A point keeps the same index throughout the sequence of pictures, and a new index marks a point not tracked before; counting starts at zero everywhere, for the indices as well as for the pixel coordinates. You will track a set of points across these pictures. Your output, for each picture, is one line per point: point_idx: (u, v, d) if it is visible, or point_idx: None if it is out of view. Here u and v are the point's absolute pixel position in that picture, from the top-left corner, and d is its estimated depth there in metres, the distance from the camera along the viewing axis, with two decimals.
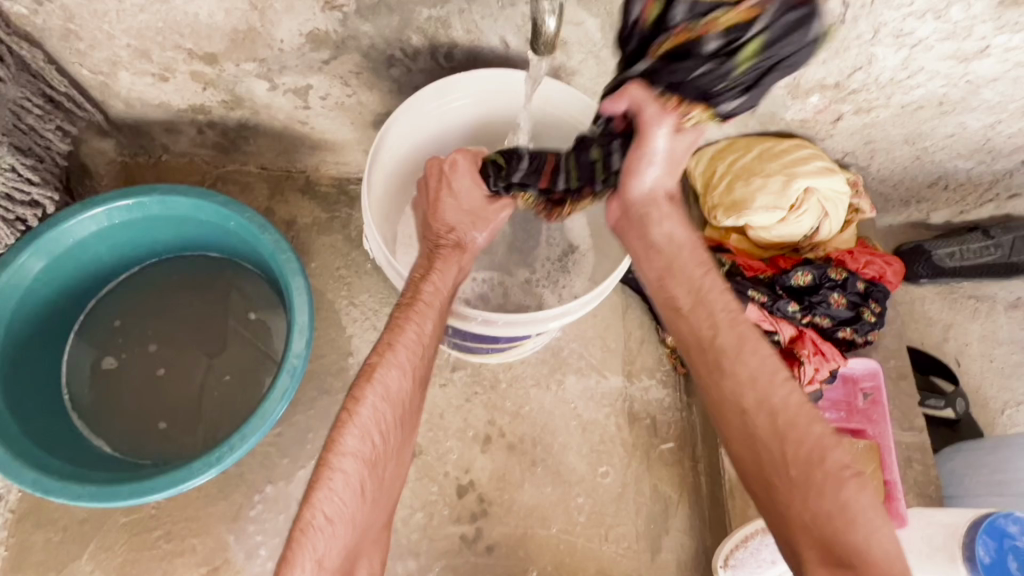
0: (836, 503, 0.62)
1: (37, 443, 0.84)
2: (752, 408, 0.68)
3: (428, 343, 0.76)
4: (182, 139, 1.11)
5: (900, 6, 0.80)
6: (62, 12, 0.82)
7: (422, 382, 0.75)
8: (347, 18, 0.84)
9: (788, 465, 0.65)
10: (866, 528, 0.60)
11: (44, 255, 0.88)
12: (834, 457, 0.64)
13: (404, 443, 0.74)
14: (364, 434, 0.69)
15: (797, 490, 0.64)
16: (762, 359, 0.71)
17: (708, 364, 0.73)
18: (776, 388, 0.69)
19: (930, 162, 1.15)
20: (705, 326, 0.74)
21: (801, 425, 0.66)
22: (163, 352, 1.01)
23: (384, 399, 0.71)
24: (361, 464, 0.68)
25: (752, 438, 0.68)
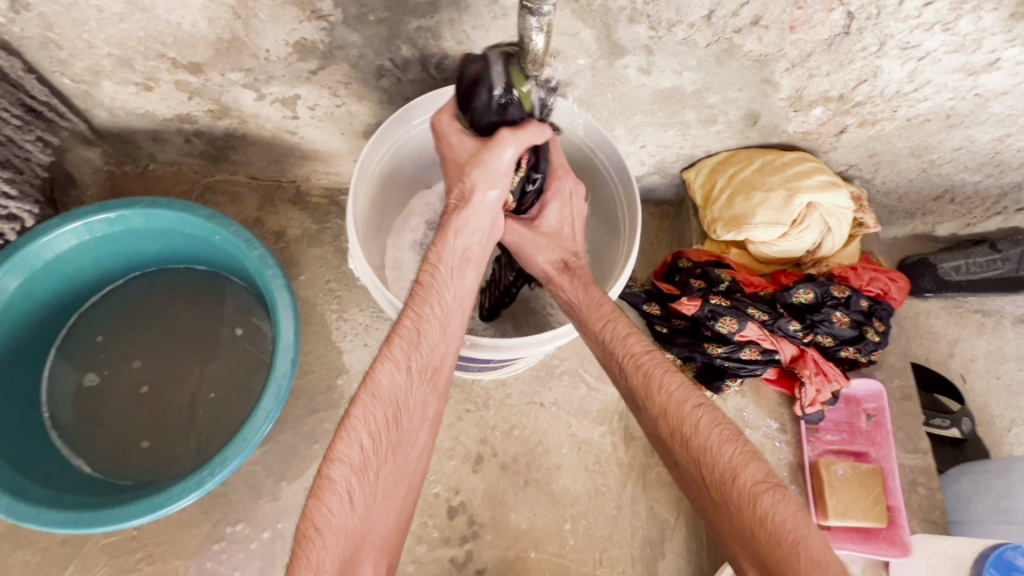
0: (758, 521, 0.60)
1: (13, 466, 0.82)
2: (671, 440, 0.68)
3: (433, 325, 0.69)
4: (169, 147, 1.09)
5: (907, 17, 0.76)
6: (39, 21, 0.80)
7: (426, 373, 0.68)
8: (334, 28, 0.81)
9: (710, 489, 0.64)
10: (787, 543, 0.58)
11: (20, 273, 0.85)
12: (747, 474, 0.63)
13: (405, 442, 0.67)
14: (352, 439, 0.64)
15: (725, 514, 0.63)
16: (668, 386, 0.69)
17: (633, 403, 0.73)
18: (687, 413, 0.67)
19: (936, 175, 1.12)
20: (617, 365, 0.74)
21: (713, 446, 0.65)
22: (147, 369, 0.99)
23: (374, 396, 0.65)
24: (351, 471, 0.63)
25: (678, 466, 0.68)
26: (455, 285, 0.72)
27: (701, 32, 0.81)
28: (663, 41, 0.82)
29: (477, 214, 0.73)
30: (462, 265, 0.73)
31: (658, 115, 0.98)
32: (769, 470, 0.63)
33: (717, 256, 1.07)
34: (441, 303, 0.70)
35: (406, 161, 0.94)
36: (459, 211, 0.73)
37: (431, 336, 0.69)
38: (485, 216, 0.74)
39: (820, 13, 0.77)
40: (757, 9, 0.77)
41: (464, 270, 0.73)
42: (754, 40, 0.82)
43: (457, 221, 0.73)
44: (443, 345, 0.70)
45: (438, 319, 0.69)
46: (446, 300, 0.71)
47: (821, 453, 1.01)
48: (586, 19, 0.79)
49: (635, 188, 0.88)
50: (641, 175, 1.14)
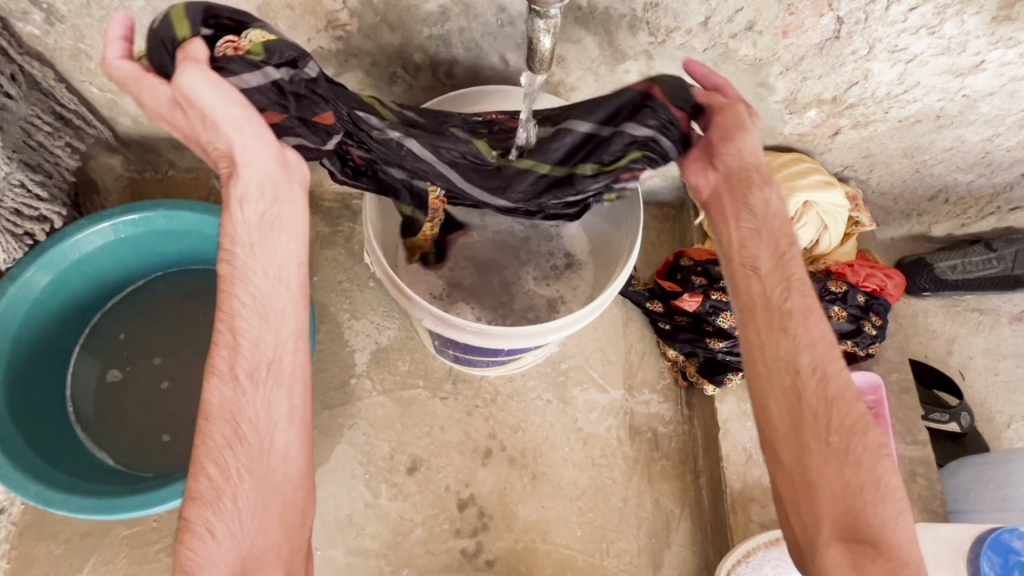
0: (872, 475, 0.71)
1: (41, 455, 0.85)
2: (807, 377, 0.73)
3: (250, 319, 0.68)
4: (188, 154, 1.13)
5: (894, 22, 0.81)
6: (73, 32, 0.84)
7: (258, 374, 0.68)
8: (349, 37, 0.86)
9: (832, 432, 0.71)
10: (892, 505, 0.70)
11: (50, 270, 0.89)
12: (873, 435, 0.72)
13: (263, 454, 0.68)
14: (200, 473, 0.66)
15: (837, 458, 0.70)
16: (824, 332, 0.74)
17: (772, 324, 0.74)
18: (833, 362, 0.73)
19: (930, 175, 1.15)
20: (778, 290, 0.74)
21: (848, 396, 0.73)
22: (168, 365, 1.02)
23: (208, 420, 0.67)
24: (207, 506, 0.66)
25: (797, 399, 0.72)
26: (267, 257, 0.69)
27: (699, 37, 0.85)
28: (662, 46, 0.86)
29: (253, 176, 0.67)
30: (264, 232, 0.69)
31: None
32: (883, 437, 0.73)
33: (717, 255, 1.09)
34: (250, 291, 0.68)
35: None
36: (233, 179, 0.67)
37: (251, 334, 0.68)
38: (261, 172, 0.67)
39: (811, 19, 0.81)
40: (751, 15, 0.81)
41: (267, 235, 0.69)
42: (749, 45, 0.86)
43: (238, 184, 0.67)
44: (269, 336, 0.69)
45: (253, 311, 0.68)
46: (254, 282, 0.68)
47: None
48: (588, 26, 0.83)
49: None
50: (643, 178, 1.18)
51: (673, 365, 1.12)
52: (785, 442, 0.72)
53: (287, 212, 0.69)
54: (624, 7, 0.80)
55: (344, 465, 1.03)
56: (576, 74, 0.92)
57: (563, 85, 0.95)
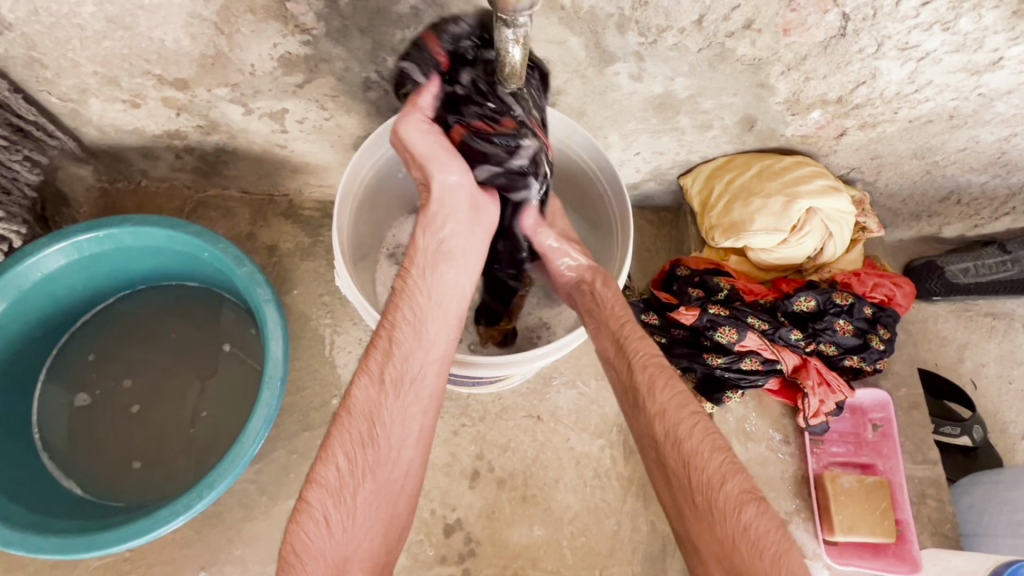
0: (741, 526, 0.63)
1: (2, 490, 0.81)
2: (662, 441, 0.69)
3: (407, 332, 0.70)
4: (160, 164, 1.08)
5: (904, 17, 0.74)
6: (23, 41, 0.79)
7: (401, 385, 0.69)
8: (318, 41, 0.80)
9: (693, 492, 0.65)
10: (770, 554, 0.62)
11: (6, 295, 0.85)
12: (732, 483, 0.65)
13: (385, 458, 0.69)
14: (329, 460, 0.67)
15: (705, 519, 0.65)
16: (669, 392, 0.70)
17: (627, 399, 0.73)
18: (681, 418, 0.69)
19: (941, 176, 1.09)
20: (624, 366, 0.73)
21: (704, 450, 0.67)
22: (139, 388, 0.98)
23: (350, 413, 0.69)
24: (327, 493, 0.67)
25: (661, 466, 0.69)
26: (437, 282, 0.72)
27: (693, 36, 0.79)
28: (654, 47, 0.80)
29: (442, 205, 0.71)
30: (439, 258, 0.72)
31: (651, 122, 0.96)
32: (754, 484, 0.66)
33: (716, 264, 1.04)
34: (414, 303, 0.70)
35: (385, 187, 0.90)
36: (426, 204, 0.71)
37: (404, 346, 0.70)
38: (452, 203, 0.71)
39: (815, 15, 0.75)
40: (748, 12, 0.75)
41: (446, 264, 0.72)
42: (747, 44, 0.80)
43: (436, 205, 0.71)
44: (420, 352, 0.70)
45: (412, 326, 0.70)
46: (421, 300, 0.71)
47: (827, 465, 0.99)
48: (573, 27, 0.77)
49: (622, 188, 0.83)
50: (638, 182, 1.12)
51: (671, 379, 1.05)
52: (672, 512, 0.69)
53: (462, 245, 0.73)
54: (612, 5, 0.74)
55: None
56: (562, 78, 0.86)
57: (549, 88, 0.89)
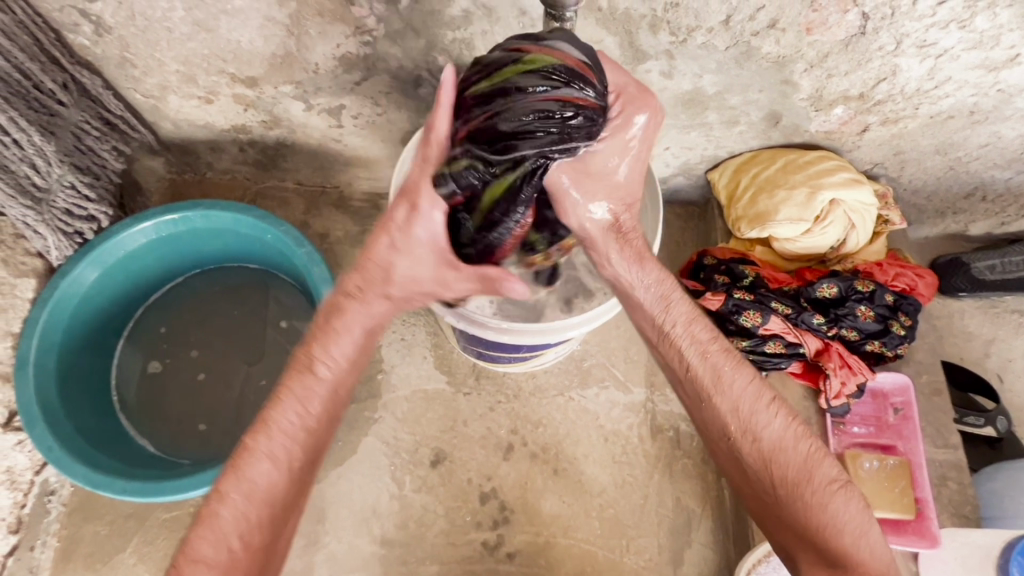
0: (827, 517, 0.64)
1: (89, 440, 0.91)
2: (738, 437, 0.70)
3: (312, 421, 0.71)
4: (225, 156, 1.18)
5: (922, 16, 0.79)
6: (119, 42, 0.89)
7: (301, 472, 0.70)
8: (376, 42, 0.88)
9: (780, 485, 0.67)
10: (853, 533, 0.64)
11: (100, 265, 0.96)
12: (820, 474, 0.67)
13: (279, 537, 0.69)
14: (221, 541, 0.64)
15: (793, 511, 0.66)
16: (742, 386, 0.70)
17: (689, 395, 0.73)
18: (761, 415, 0.69)
19: (964, 173, 1.12)
20: (676, 357, 0.73)
21: (788, 445, 0.68)
22: (204, 358, 1.07)
23: (246, 496, 0.66)
24: (216, 572, 0.63)
25: (740, 462, 0.70)
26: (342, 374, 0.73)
27: (720, 36, 0.85)
28: (683, 46, 0.87)
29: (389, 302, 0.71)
30: (358, 350, 0.74)
31: (680, 117, 1.02)
32: (841, 471, 0.68)
33: (742, 254, 1.09)
34: (329, 390, 0.72)
35: None
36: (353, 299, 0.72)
37: (313, 430, 0.71)
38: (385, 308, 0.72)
39: (836, 15, 0.81)
40: (773, 13, 0.81)
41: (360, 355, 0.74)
42: (772, 43, 0.85)
43: (351, 310, 0.71)
44: (318, 441, 0.72)
45: (317, 416, 0.71)
46: (331, 391, 0.72)
47: (848, 446, 1.02)
48: (609, 27, 0.85)
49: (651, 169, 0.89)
50: (667, 177, 1.18)
51: None
52: (750, 500, 0.71)
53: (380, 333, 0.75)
54: (645, 7, 0.81)
55: (370, 458, 1.06)
56: None
57: None
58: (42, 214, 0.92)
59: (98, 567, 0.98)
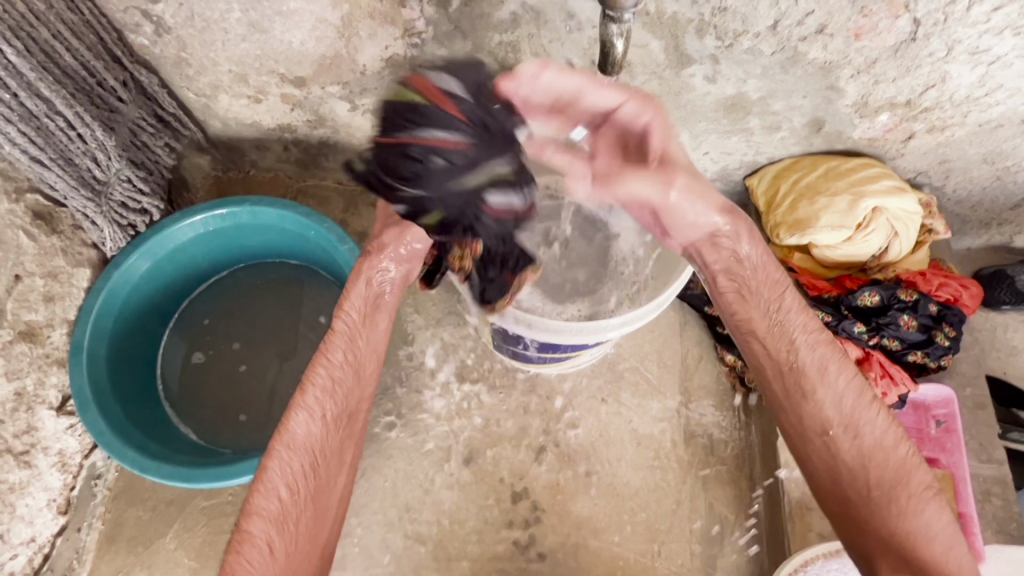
0: (916, 519, 0.69)
1: (137, 426, 0.94)
2: (839, 431, 0.74)
3: (344, 372, 0.80)
4: (269, 155, 1.21)
5: (975, 22, 0.79)
6: (177, 43, 0.92)
7: (340, 420, 0.79)
8: (424, 44, 0.90)
9: (876, 487, 0.71)
10: (943, 542, 0.68)
11: (151, 256, 0.99)
12: (918, 480, 0.71)
13: (326, 488, 0.76)
14: (270, 493, 0.73)
15: (881, 514, 0.70)
16: (849, 389, 0.75)
17: (788, 389, 0.77)
18: (870, 416, 0.74)
19: (1013, 183, 1.10)
20: (781, 352, 0.78)
21: (890, 446, 0.73)
22: (245, 350, 1.10)
23: (288, 448, 0.75)
24: (270, 522, 0.72)
25: (834, 458, 0.74)
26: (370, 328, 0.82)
27: (767, 41, 0.85)
28: (729, 51, 0.87)
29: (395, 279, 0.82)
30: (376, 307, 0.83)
31: (721, 122, 1.02)
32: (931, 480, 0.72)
33: (780, 260, 1.09)
34: (350, 344, 0.81)
35: None
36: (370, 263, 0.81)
37: (344, 384, 0.80)
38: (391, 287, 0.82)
39: (886, 21, 0.80)
40: (822, 17, 0.81)
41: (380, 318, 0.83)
42: (820, 48, 0.85)
43: (367, 265, 0.82)
44: (358, 389, 0.81)
45: (348, 368, 0.80)
46: (358, 345, 0.82)
47: None
48: (655, 31, 0.85)
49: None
50: (704, 182, 1.18)
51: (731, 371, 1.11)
52: (832, 500, 0.74)
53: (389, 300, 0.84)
54: (692, 11, 0.82)
55: (404, 454, 1.07)
56: (640, 78, 0.94)
57: None
58: (100, 206, 0.96)
59: (140, 551, 1.01)
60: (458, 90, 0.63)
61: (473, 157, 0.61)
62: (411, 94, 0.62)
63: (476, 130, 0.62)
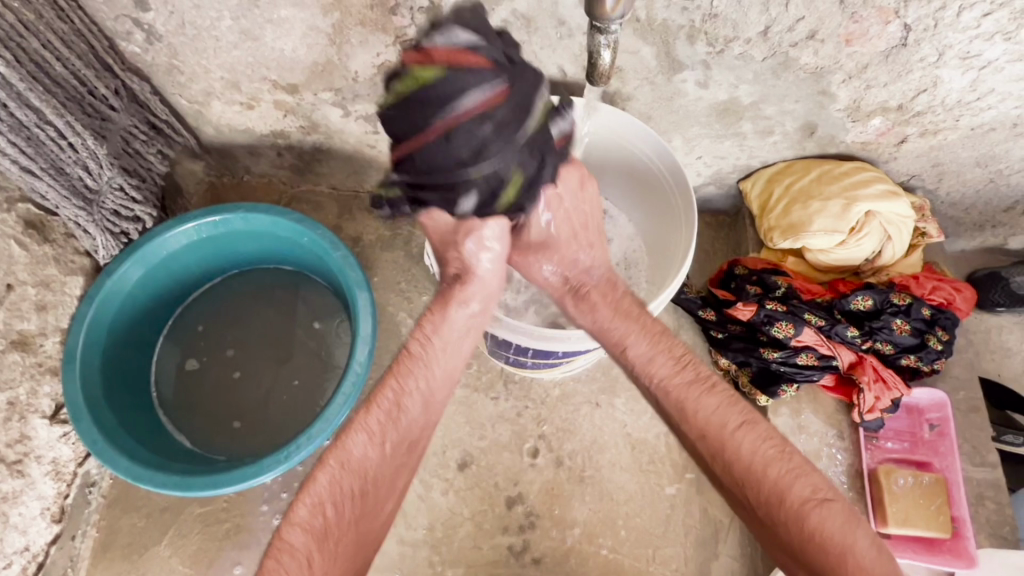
0: (802, 534, 0.65)
1: (131, 435, 0.94)
2: (712, 458, 0.72)
3: (415, 399, 0.78)
4: (263, 160, 1.20)
5: (966, 28, 0.79)
6: (168, 50, 0.92)
7: (401, 447, 0.76)
8: None
9: (756, 508, 0.69)
10: (834, 552, 0.63)
11: (144, 264, 0.99)
12: (795, 494, 0.67)
13: (370, 514, 0.73)
14: (310, 507, 0.70)
15: (771, 530, 0.68)
16: (707, 412, 0.72)
17: (668, 421, 0.77)
18: (729, 438, 0.71)
19: (1006, 185, 1.10)
20: (646, 385, 0.78)
21: (757, 468, 0.69)
22: (240, 357, 1.10)
23: (343, 466, 0.72)
24: (310, 536, 0.69)
25: (722, 483, 0.72)
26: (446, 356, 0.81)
27: (758, 47, 0.85)
28: (720, 56, 0.87)
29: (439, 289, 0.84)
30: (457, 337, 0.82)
31: (714, 127, 1.01)
32: (815, 485, 0.68)
33: (774, 264, 1.09)
34: (426, 370, 0.79)
35: None
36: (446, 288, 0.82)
37: (411, 411, 0.78)
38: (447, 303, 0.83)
39: (877, 26, 0.80)
40: (813, 23, 0.81)
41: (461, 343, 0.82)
42: (811, 53, 0.85)
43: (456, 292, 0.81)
44: (423, 416, 0.79)
45: (420, 393, 0.79)
46: (433, 373, 0.80)
47: (882, 462, 1.01)
48: (647, 37, 0.85)
49: (688, 181, 0.89)
50: (698, 186, 1.18)
51: (725, 375, 1.12)
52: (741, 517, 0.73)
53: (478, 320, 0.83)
54: (683, 17, 0.82)
55: None
56: (632, 84, 0.94)
57: (620, 94, 0.96)
58: (92, 215, 0.96)
59: (135, 559, 1.01)
60: (468, 40, 0.60)
61: (525, 99, 0.64)
62: (423, 72, 0.60)
63: (504, 69, 0.62)
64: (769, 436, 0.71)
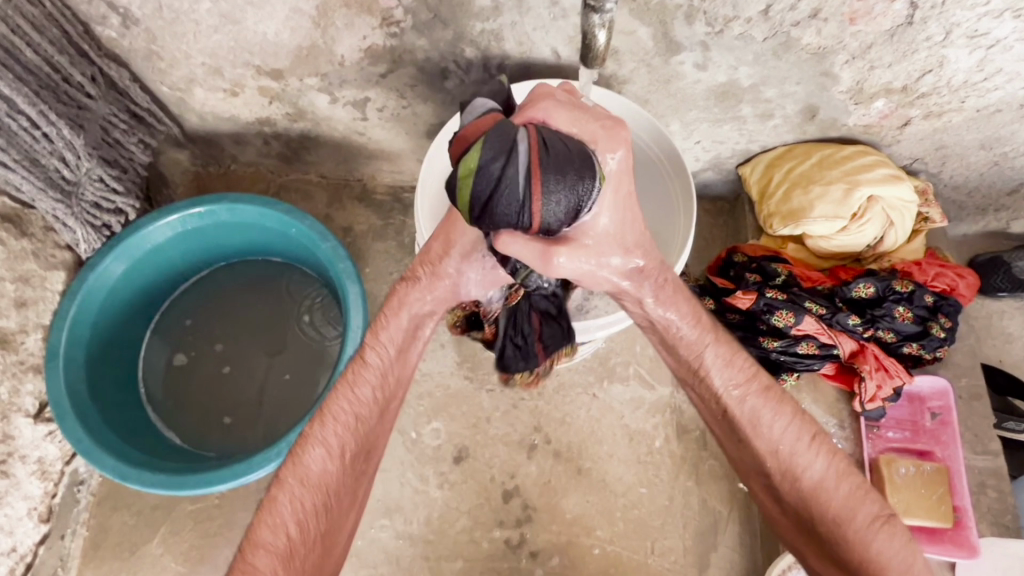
0: (865, 554, 0.65)
1: (118, 433, 0.92)
2: (775, 474, 0.70)
3: (370, 410, 0.75)
4: (249, 149, 1.17)
5: (974, 5, 0.76)
6: (146, 35, 0.88)
7: (359, 459, 0.74)
8: (403, 33, 0.87)
9: (818, 523, 0.68)
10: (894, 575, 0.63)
11: (127, 258, 0.96)
12: (862, 514, 0.66)
13: (335, 527, 0.71)
14: (276, 525, 0.68)
15: (827, 545, 0.67)
16: (782, 428, 0.70)
17: (725, 432, 0.75)
18: (804, 455, 0.69)
19: (1011, 168, 1.07)
20: (709, 395, 0.74)
21: (828, 485, 0.68)
22: (229, 352, 1.07)
23: (302, 483, 0.70)
24: (275, 556, 0.66)
25: (778, 497, 0.71)
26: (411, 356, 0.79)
27: (759, 26, 0.82)
28: (719, 37, 0.84)
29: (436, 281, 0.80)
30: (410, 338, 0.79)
31: (713, 111, 0.99)
32: (882, 507, 0.67)
33: (773, 252, 1.06)
34: (380, 379, 0.76)
35: None
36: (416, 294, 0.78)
37: (367, 421, 0.75)
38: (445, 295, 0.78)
39: (881, 5, 0.77)
40: (815, 2, 0.78)
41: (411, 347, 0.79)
42: (813, 33, 0.82)
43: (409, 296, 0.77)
44: (380, 427, 0.77)
45: (375, 401, 0.76)
46: (389, 378, 0.77)
47: (882, 451, 1.00)
48: (643, 17, 0.82)
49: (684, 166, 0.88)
50: (695, 171, 1.15)
51: None
52: (786, 527, 0.72)
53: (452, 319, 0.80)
54: None
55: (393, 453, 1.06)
56: (629, 67, 0.91)
57: (615, 77, 0.93)
58: (71, 207, 0.93)
59: (126, 557, 0.99)
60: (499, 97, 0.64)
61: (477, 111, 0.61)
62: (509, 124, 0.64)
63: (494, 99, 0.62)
64: (840, 452, 0.70)
